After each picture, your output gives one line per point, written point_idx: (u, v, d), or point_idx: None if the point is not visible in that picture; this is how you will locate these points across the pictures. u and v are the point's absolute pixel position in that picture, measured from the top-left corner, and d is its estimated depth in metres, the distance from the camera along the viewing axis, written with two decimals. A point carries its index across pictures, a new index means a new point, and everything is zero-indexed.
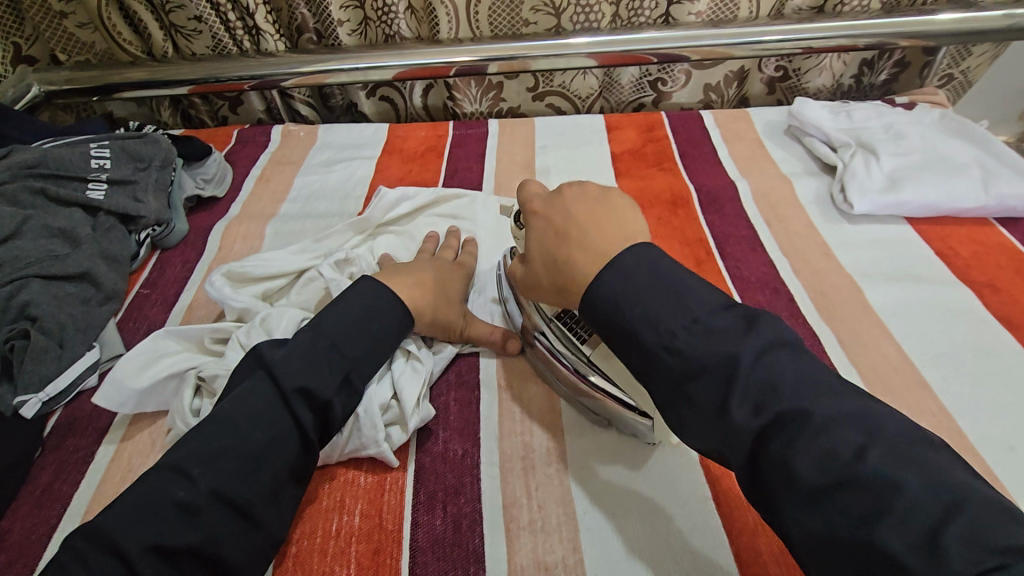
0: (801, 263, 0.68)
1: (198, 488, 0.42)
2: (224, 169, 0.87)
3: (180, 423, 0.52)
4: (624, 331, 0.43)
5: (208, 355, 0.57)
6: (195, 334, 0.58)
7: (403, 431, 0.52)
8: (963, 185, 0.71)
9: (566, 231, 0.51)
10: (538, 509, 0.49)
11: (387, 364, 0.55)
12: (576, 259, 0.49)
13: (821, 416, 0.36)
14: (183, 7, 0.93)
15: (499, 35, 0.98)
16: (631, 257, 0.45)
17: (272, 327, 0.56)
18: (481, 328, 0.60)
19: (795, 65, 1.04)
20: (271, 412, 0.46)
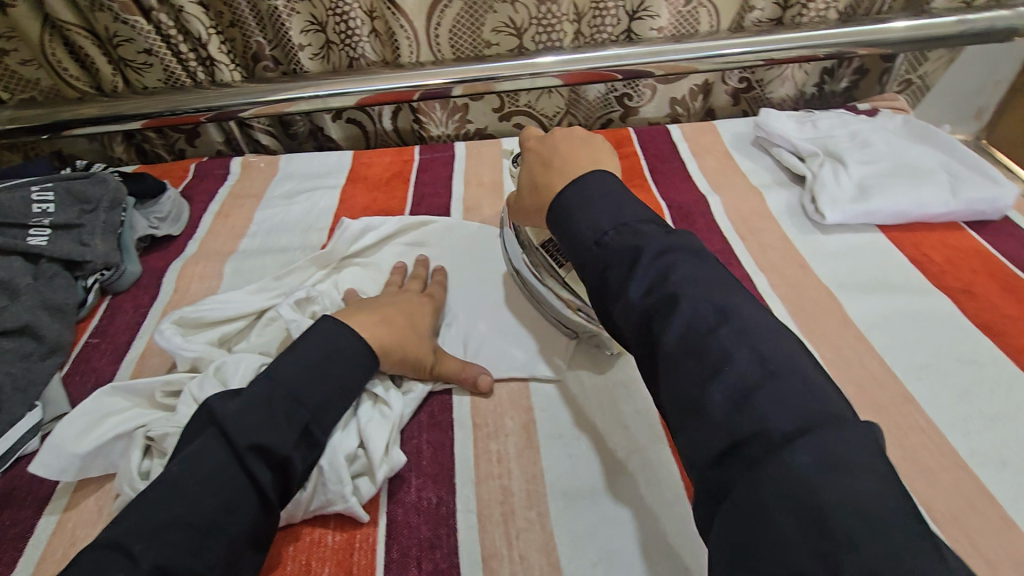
0: (778, 278, 0.67)
1: (140, 567, 0.38)
2: (179, 206, 0.83)
3: (127, 488, 0.48)
4: (642, 346, 0.41)
5: (158, 411, 0.53)
6: (145, 388, 0.54)
7: (372, 482, 0.49)
8: (931, 190, 0.71)
9: (549, 163, 0.56)
10: (520, 559, 0.46)
11: (354, 409, 0.52)
12: (557, 188, 0.54)
13: (800, 424, 0.33)
14: (131, 40, 0.89)
15: (461, 57, 0.97)
16: (594, 180, 0.50)
17: (227, 376, 0.53)
18: (451, 364, 0.57)
19: (758, 76, 1.05)
20: (226, 473, 0.43)
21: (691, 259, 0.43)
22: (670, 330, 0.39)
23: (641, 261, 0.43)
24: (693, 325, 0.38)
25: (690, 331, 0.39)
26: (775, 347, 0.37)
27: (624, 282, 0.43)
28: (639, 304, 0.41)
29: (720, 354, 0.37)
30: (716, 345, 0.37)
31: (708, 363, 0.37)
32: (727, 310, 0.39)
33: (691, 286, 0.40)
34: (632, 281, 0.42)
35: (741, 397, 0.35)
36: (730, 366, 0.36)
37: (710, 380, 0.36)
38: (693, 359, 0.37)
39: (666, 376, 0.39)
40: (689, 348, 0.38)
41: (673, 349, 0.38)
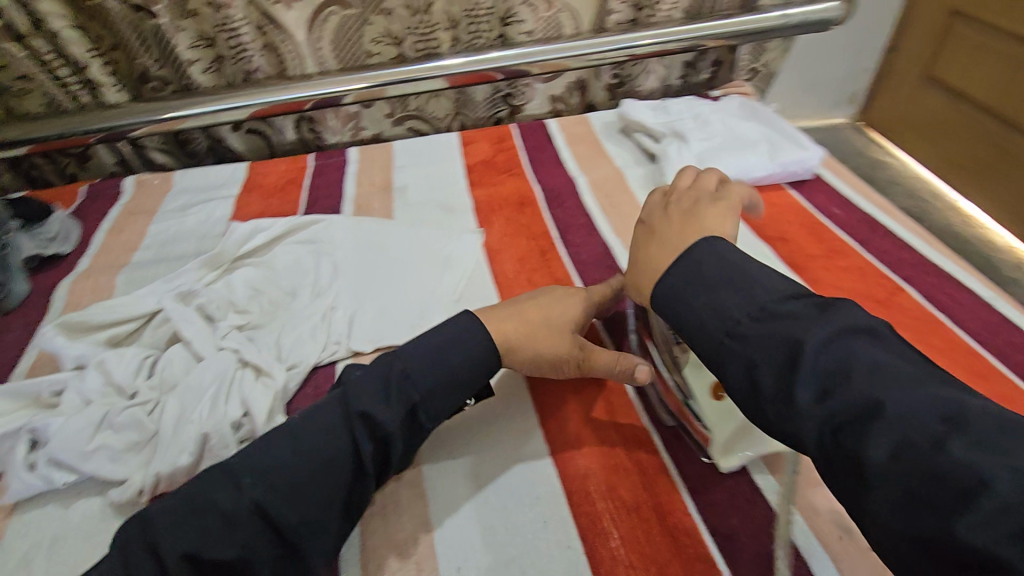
0: (631, 242, 0.76)
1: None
2: (69, 226, 0.84)
3: (13, 480, 0.51)
4: (834, 467, 0.35)
5: (44, 410, 0.56)
6: (30, 389, 0.56)
7: None
8: (756, 158, 0.82)
9: (653, 229, 0.53)
10: (392, 496, 0.51)
11: (239, 386, 0.57)
12: (652, 258, 0.50)
13: None
14: (7, 67, 0.90)
15: (347, 67, 1.02)
16: (708, 252, 0.46)
17: (111, 370, 0.57)
18: (604, 359, 0.55)
19: (626, 71, 1.16)
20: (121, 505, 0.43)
21: (866, 341, 0.37)
22: (872, 446, 0.33)
23: (806, 355, 0.37)
24: (910, 443, 0.32)
25: (902, 447, 0.32)
26: (1022, 447, 0.29)
27: (787, 386, 0.37)
28: (817, 412, 0.36)
29: (968, 470, 0.29)
30: (950, 467, 0.30)
31: (953, 491, 0.29)
32: (957, 412, 0.32)
33: (890, 382, 0.34)
34: (799, 385, 0.37)
35: (1018, 530, 0.27)
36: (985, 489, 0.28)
37: (954, 509, 0.29)
38: (920, 480, 0.30)
39: (879, 502, 0.32)
40: (910, 471, 0.31)
41: (887, 467, 0.32)
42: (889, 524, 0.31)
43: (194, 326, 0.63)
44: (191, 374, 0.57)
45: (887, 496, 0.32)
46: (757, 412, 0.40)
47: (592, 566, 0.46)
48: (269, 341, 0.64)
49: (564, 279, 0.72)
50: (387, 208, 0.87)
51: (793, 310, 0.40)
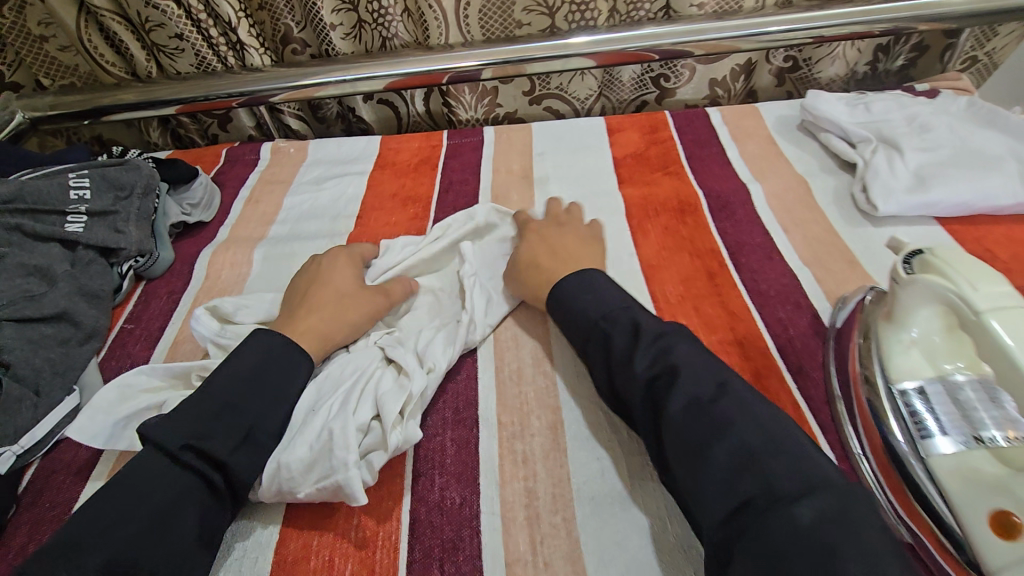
0: (824, 272, 0.63)
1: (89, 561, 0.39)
2: (211, 192, 0.84)
3: None
4: (651, 421, 0.44)
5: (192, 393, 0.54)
6: (176, 370, 0.56)
7: (384, 453, 0.49)
8: (999, 180, 0.65)
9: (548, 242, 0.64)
10: (544, 567, 0.45)
11: (374, 383, 0.53)
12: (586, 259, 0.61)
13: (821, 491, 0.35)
14: (163, 25, 0.89)
15: (491, 38, 0.94)
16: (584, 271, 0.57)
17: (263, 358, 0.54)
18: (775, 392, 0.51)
19: (806, 54, 0.98)
20: (172, 474, 0.44)
21: (687, 343, 0.47)
22: (673, 401, 0.43)
23: (642, 341, 0.48)
24: (695, 398, 0.42)
25: (693, 401, 0.42)
26: (755, 409, 0.41)
27: (630, 356, 0.47)
28: (642, 377, 0.46)
29: (719, 418, 0.40)
30: (714, 415, 0.41)
31: (711, 429, 0.40)
32: (727, 386, 0.43)
33: (687, 360, 0.45)
34: (636, 356, 0.47)
35: (742, 456, 0.38)
36: (730, 430, 0.40)
37: (715, 443, 0.39)
38: (699, 428, 0.40)
39: (674, 443, 0.41)
40: (697, 419, 0.41)
41: (676, 414, 0.42)
42: (670, 456, 0.41)
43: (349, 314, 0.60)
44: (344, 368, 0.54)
45: (677, 432, 0.41)
46: (603, 384, 0.50)
47: None
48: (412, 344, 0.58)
49: (743, 313, 0.60)
50: (527, 202, 0.79)
51: (634, 314, 0.51)
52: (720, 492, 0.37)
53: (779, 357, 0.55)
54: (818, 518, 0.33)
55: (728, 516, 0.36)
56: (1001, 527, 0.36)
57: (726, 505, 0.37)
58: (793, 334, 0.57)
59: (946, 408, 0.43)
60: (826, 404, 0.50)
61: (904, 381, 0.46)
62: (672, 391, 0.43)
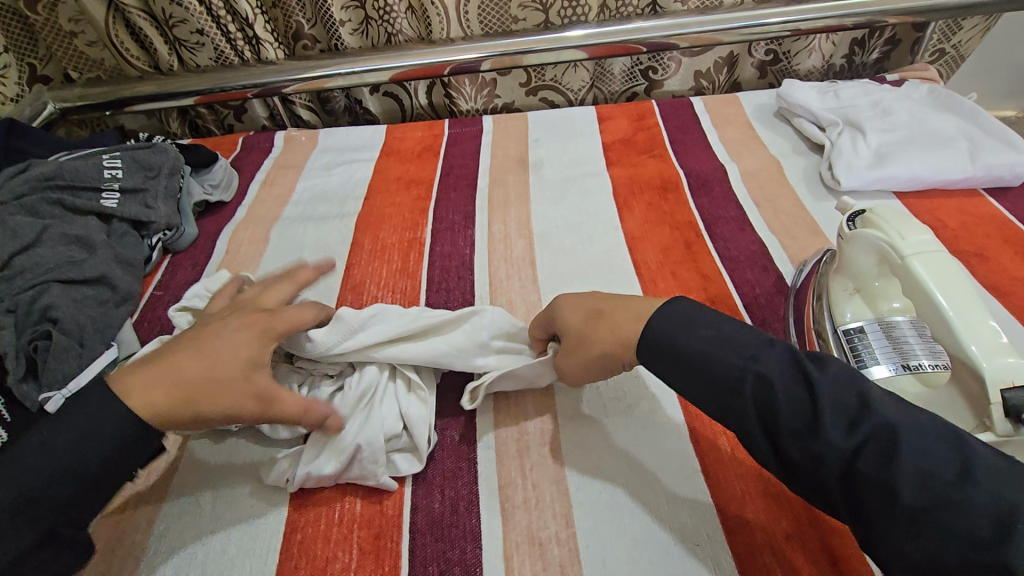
0: (790, 241, 0.69)
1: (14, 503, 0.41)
2: (230, 174, 0.90)
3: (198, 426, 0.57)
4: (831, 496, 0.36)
5: None
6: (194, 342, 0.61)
7: (411, 460, 0.53)
8: (950, 158, 0.72)
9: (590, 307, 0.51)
10: (533, 488, 0.51)
11: (389, 391, 0.55)
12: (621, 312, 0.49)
13: None
14: (185, 21, 0.96)
15: (490, 32, 1.01)
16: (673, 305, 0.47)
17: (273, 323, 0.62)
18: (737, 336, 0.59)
19: (785, 47, 1.04)
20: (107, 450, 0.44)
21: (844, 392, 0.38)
22: (869, 472, 0.35)
23: (800, 399, 0.38)
24: (928, 474, 0.33)
25: (929, 478, 0.33)
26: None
27: (792, 425, 0.38)
28: (844, 445, 0.36)
29: (995, 503, 0.31)
30: (974, 502, 0.32)
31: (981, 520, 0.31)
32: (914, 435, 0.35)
33: (897, 416, 0.36)
34: (791, 414, 0.38)
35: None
36: (1016, 525, 0.30)
37: (949, 528, 0.32)
38: (921, 506, 0.33)
39: (888, 530, 0.33)
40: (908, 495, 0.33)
41: (870, 479, 0.34)
42: (915, 551, 0.32)
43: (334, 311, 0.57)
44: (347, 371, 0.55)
45: (912, 520, 0.32)
46: (765, 449, 0.39)
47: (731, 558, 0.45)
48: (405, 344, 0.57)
49: (715, 276, 0.66)
50: (523, 183, 0.86)
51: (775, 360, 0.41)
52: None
53: (746, 312, 0.62)
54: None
55: None
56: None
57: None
58: (759, 293, 0.64)
59: (883, 343, 0.50)
60: None
61: (849, 323, 0.53)
62: (858, 460, 0.35)
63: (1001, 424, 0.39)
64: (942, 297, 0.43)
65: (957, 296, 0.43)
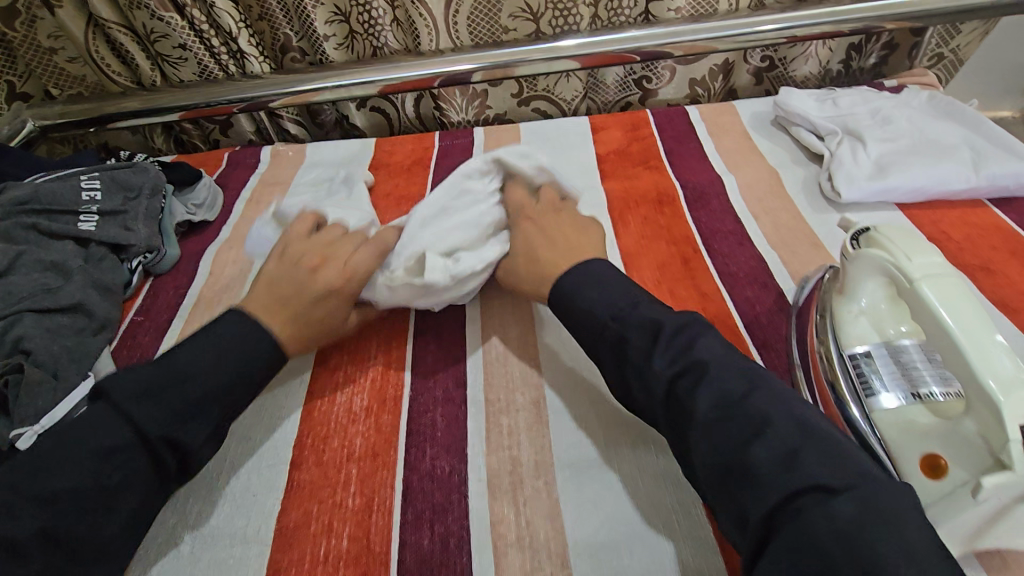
0: (791, 256, 0.67)
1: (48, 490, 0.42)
2: (214, 193, 0.88)
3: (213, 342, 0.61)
4: (672, 415, 0.43)
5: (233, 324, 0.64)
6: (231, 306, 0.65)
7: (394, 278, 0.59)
8: (953, 167, 0.70)
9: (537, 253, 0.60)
10: (526, 524, 0.48)
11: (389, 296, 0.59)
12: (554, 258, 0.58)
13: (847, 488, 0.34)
14: (167, 36, 0.93)
15: (480, 43, 0.99)
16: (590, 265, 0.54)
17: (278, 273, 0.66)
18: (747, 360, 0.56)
19: (781, 54, 1.03)
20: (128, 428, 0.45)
21: (712, 337, 0.46)
22: (702, 399, 0.41)
23: (663, 337, 0.45)
24: (727, 395, 0.40)
25: (723, 400, 0.40)
26: (789, 407, 0.40)
27: (649, 354, 0.45)
28: (665, 373, 0.44)
29: (755, 417, 0.39)
30: (750, 416, 0.39)
31: (749, 430, 0.38)
32: (755, 381, 0.42)
33: (714, 359, 0.43)
34: (656, 352, 0.45)
35: (786, 458, 0.36)
36: (769, 429, 0.38)
37: (748, 437, 0.38)
38: (731, 422, 0.39)
39: (702, 437, 0.40)
40: (727, 414, 0.40)
41: (694, 395, 0.41)
42: (701, 450, 0.39)
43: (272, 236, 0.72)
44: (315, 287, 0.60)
45: (702, 422, 0.40)
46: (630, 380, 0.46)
47: None
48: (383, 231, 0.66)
49: (714, 294, 0.64)
50: None
51: (648, 311, 0.48)
52: (743, 481, 0.37)
53: (748, 333, 0.59)
54: (871, 524, 0.32)
55: (767, 515, 0.35)
56: (929, 468, 0.42)
57: (763, 504, 0.36)
58: (760, 312, 0.61)
59: (891, 369, 0.48)
60: (787, 372, 0.55)
61: (855, 347, 0.50)
62: (699, 386, 0.42)
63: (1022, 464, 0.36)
64: (948, 317, 0.41)
65: (968, 321, 0.41)
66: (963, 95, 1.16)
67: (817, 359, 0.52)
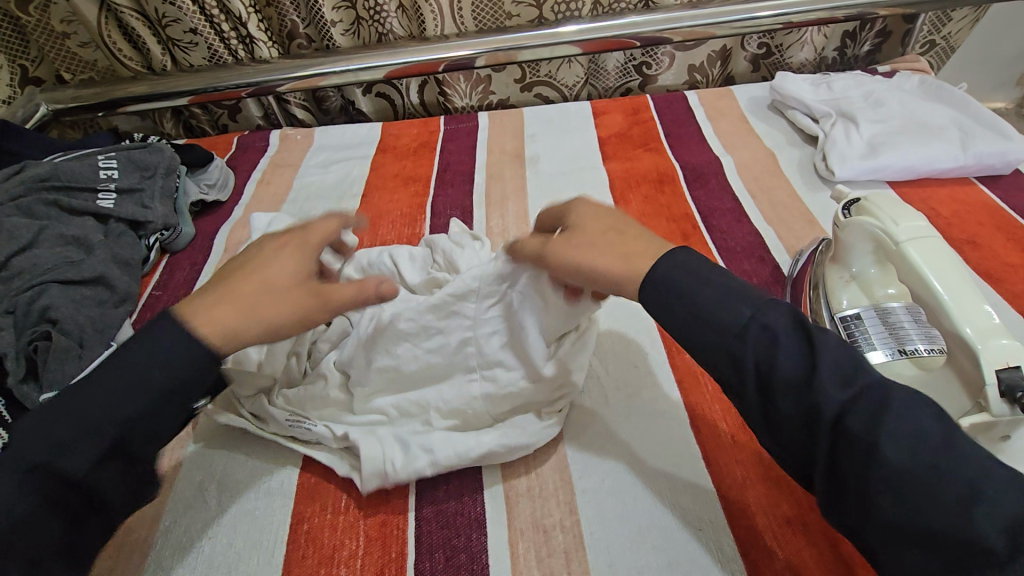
0: (786, 231, 0.70)
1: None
2: (225, 174, 0.90)
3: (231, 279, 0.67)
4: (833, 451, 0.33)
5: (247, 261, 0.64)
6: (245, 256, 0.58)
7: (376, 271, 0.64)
8: (942, 147, 0.72)
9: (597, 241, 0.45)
10: (536, 477, 0.52)
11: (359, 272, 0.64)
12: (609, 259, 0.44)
13: None
14: (178, 21, 0.95)
15: (484, 29, 1.01)
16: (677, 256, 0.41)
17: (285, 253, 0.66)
18: None
19: (778, 41, 1.05)
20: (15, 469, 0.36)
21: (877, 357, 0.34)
22: (884, 437, 0.31)
23: (824, 356, 0.34)
24: (910, 436, 0.31)
25: (914, 442, 0.31)
26: (980, 444, 0.30)
27: (808, 378, 0.33)
28: (838, 402, 0.32)
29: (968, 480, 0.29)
30: (948, 478, 0.29)
31: (930, 476, 0.30)
32: (943, 416, 0.32)
33: (890, 384, 0.33)
34: (820, 380, 0.33)
35: (1010, 531, 0.28)
36: (955, 478, 0.29)
37: (929, 484, 0.30)
38: (923, 473, 0.30)
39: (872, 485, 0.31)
40: (911, 462, 0.30)
41: (859, 428, 0.32)
42: (885, 510, 0.30)
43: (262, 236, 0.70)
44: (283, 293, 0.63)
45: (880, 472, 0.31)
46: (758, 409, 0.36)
47: (734, 541, 0.46)
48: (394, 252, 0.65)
49: None
50: (520, 177, 0.86)
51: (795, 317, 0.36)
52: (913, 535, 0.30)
53: None
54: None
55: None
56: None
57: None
58: (756, 283, 0.64)
59: (879, 329, 0.50)
60: None
61: (845, 310, 0.53)
62: (882, 425, 0.31)
63: (998, 404, 0.39)
64: (938, 284, 0.43)
65: (956, 286, 0.43)
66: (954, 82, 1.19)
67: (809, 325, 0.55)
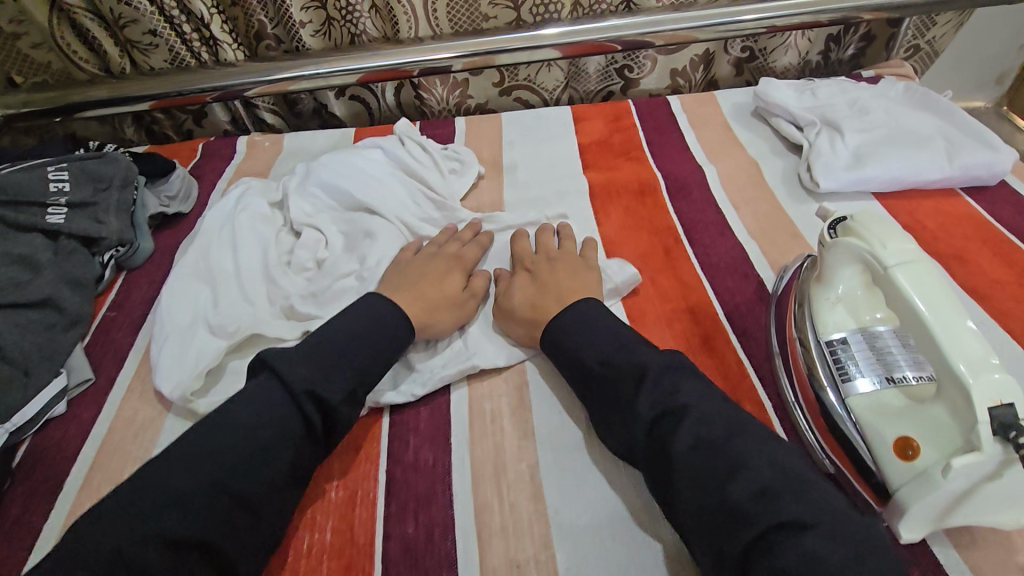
0: (770, 245, 0.68)
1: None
2: (188, 184, 0.86)
3: (199, 262, 0.69)
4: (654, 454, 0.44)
5: (210, 264, 0.69)
6: (209, 262, 0.69)
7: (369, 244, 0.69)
8: (927, 158, 0.71)
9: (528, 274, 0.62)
10: (510, 509, 0.49)
11: (359, 249, 0.69)
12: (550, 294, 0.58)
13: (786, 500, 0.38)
14: (136, 21, 0.90)
15: (460, 32, 0.97)
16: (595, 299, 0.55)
17: (232, 257, 0.69)
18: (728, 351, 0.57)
19: (761, 45, 1.03)
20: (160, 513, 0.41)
21: (689, 378, 0.47)
22: (680, 435, 0.43)
23: (644, 384, 0.47)
24: (702, 436, 0.42)
25: (700, 442, 0.42)
26: (756, 446, 0.42)
27: (632, 395, 0.47)
28: (647, 417, 0.45)
29: (733, 459, 0.41)
30: (723, 457, 0.41)
31: (721, 468, 0.41)
32: (732, 424, 0.43)
33: (694, 401, 0.45)
34: (639, 395, 0.46)
35: (758, 491, 0.39)
36: (744, 469, 0.40)
37: (708, 465, 0.41)
38: (711, 462, 0.41)
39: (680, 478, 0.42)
40: (702, 455, 0.42)
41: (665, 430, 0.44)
42: (680, 487, 0.41)
43: (225, 202, 0.76)
44: (240, 260, 0.68)
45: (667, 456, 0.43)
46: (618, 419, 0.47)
47: None
48: (381, 212, 0.73)
49: (694, 283, 0.65)
50: (496, 186, 0.83)
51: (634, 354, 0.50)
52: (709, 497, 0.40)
53: (726, 321, 0.60)
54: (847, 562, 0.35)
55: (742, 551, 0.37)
56: (902, 450, 0.42)
57: (737, 542, 0.38)
58: (739, 301, 0.62)
59: (866, 354, 0.48)
60: (766, 359, 0.56)
61: (832, 334, 0.51)
62: (678, 426, 0.43)
63: (990, 443, 0.37)
64: (924, 307, 0.42)
65: (941, 308, 0.41)
66: (936, 88, 1.19)
67: (796, 355, 0.53)
